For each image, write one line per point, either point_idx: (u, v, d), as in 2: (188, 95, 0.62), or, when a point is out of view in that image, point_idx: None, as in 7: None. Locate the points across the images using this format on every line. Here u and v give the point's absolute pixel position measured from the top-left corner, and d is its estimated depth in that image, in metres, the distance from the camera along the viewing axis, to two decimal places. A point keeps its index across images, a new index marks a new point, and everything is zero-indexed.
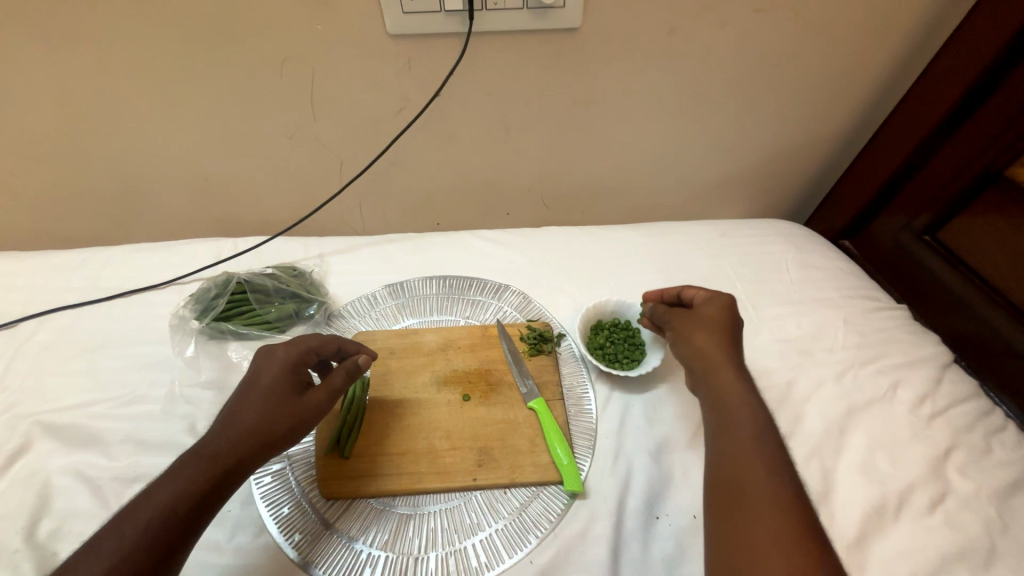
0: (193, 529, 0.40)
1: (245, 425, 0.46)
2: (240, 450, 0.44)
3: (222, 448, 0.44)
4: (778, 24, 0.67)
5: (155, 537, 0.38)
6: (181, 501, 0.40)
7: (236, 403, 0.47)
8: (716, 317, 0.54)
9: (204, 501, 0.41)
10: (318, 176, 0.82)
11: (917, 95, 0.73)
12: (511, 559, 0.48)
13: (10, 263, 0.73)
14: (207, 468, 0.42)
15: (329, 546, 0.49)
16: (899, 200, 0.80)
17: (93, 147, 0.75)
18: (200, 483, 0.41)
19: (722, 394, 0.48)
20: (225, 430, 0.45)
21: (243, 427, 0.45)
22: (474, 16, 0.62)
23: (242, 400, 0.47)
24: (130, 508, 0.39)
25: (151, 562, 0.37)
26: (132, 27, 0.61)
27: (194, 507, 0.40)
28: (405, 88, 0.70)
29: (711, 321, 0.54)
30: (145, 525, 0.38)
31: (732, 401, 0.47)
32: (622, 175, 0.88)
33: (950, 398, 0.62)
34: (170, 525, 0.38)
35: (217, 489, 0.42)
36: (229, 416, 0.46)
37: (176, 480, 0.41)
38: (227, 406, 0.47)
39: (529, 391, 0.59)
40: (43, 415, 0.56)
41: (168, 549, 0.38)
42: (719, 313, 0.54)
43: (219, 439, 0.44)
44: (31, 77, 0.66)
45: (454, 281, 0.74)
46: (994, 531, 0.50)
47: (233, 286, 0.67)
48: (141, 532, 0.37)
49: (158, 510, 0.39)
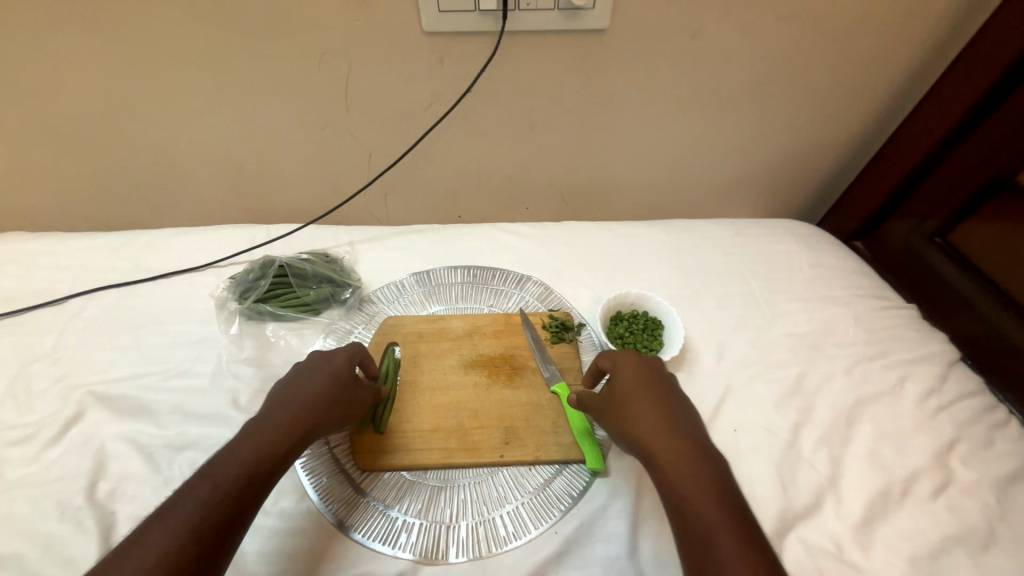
0: (268, 481, 0.43)
1: (303, 399, 0.49)
2: (301, 418, 0.48)
3: (284, 417, 0.47)
4: (799, 30, 0.69)
5: (237, 486, 0.41)
6: (257, 457, 0.43)
7: (291, 384, 0.51)
8: (638, 379, 0.51)
9: (276, 458, 0.44)
10: (347, 167, 0.85)
11: (933, 98, 0.75)
12: (537, 529, 0.51)
13: (54, 243, 0.77)
14: (276, 432, 0.46)
15: (366, 513, 0.52)
16: (911, 202, 0.82)
17: (135, 134, 0.79)
18: (272, 443, 0.45)
19: (674, 463, 0.43)
20: (285, 405, 0.49)
21: (299, 401, 0.49)
22: (507, 16, 0.65)
23: (295, 383, 0.51)
24: (212, 462, 0.42)
25: (234, 508, 0.40)
26: (181, 20, 0.64)
27: (268, 463, 0.43)
28: (436, 84, 0.73)
29: (636, 385, 0.50)
30: (228, 475, 0.41)
31: (688, 472, 0.42)
32: (640, 173, 0.90)
33: (954, 393, 0.64)
34: (248, 478, 0.42)
35: (286, 450, 0.45)
36: (284, 394, 0.50)
37: (250, 441, 0.44)
38: (278, 390, 0.51)
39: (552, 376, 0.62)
40: (96, 386, 0.59)
41: (249, 496, 0.41)
42: (638, 374, 0.51)
43: (280, 409, 0.48)
44: (80, 66, 0.69)
45: (477, 271, 0.77)
46: (993, 517, 0.53)
47: (275, 269, 0.69)
48: (223, 481, 0.40)
49: (235, 464, 0.42)
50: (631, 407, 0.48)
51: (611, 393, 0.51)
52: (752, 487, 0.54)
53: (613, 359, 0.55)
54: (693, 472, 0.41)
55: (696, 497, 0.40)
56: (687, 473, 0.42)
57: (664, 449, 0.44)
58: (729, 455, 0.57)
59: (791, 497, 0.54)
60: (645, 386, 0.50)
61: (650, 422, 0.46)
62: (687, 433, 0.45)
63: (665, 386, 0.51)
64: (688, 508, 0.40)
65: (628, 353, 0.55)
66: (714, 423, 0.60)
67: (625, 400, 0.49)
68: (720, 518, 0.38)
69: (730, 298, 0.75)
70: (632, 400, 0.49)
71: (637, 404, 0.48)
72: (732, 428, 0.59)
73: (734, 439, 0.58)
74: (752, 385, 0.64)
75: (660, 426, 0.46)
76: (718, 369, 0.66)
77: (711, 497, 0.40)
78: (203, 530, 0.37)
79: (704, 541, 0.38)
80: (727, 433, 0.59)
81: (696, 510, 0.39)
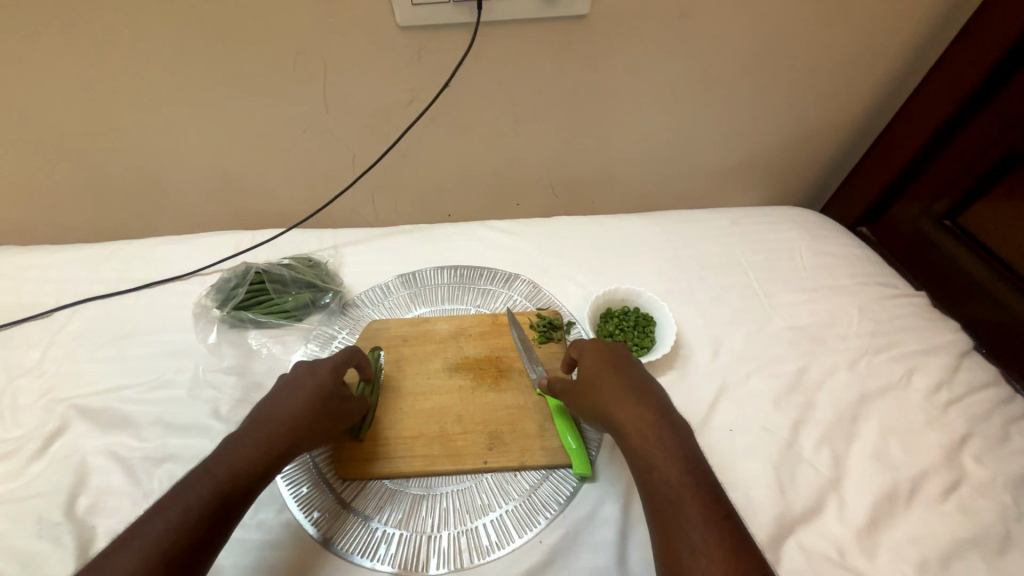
0: (244, 501, 0.41)
1: (285, 413, 0.48)
2: (283, 433, 0.46)
3: (265, 433, 0.45)
4: (792, 5, 0.65)
5: (212, 507, 0.39)
6: (235, 476, 0.42)
7: (275, 398, 0.49)
8: (604, 364, 0.51)
9: (255, 476, 0.43)
10: (331, 169, 0.84)
11: (941, 71, 0.71)
12: (520, 538, 0.49)
13: (42, 256, 0.77)
14: (257, 449, 0.44)
15: (346, 523, 0.51)
16: (921, 183, 0.78)
17: (117, 143, 0.78)
18: (252, 461, 0.43)
19: (646, 448, 0.43)
20: (266, 421, 0.47)
21: (281, 415, 0.47)
22: (483, 5, 0.62)
23: (278, 396, 0.49)
24: (188, 479, 0.40)
25: (206, 530, 0.38)
26: (151, 26, 0.63)
27: (246, 482, 0.42)
28: (414, 80, 0.71)
29: (602, 370, 0.50)
30: (203, 495, 0.39)
31: (659, 457, 0.42)
32: (632, 163, 0.87)
33: (967, 385, 0.60)
34: (223, 499, 0.40)
35: (267, 467, 0.44)
36: (267, 406, 0.48)
37: (230, 458, 0.43)
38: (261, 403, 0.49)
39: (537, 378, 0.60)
40: (78, 399, 0.59)
41: (222, 518, 0.39)
42: (602, 359, 0.52)
43: (262, 424, 0.46)
44: (57, 77, 0.68)
45: (464, 271, 0.75)
46: (1009, 518, 0.50)
47: (252, 276, 0.69)
48: (197, 501, 0.39)
49: (211, 483, 0.40)
50: (599, 392, 0.49)
51: (579, 383, 0.51)
52: (748, 491, 0.52)
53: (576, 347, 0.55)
54: (665, 455, 0.42)
55: (668, 480, 0.41)
56: (659, 458, 0.42)
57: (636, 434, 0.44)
58: (724, 456, 0.54)
59: (789, 500, 0.51)
60: (611, 370, 0.50)
61: (619, 405, 0.47)
62: (657, 412, 0.46)
63: (632, 367, 0.51)
64: (661, 494, 0.41)
65: (590, 340, 0.55)
66: (709, 423, 0.57)
67: (610, 406, 0.47)
68: (691, 499, 0.39)
69: (727, 291, 0.72)
70: (616, 407, 0.47)
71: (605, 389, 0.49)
72: (727, 428, 0.57)
73: (730, 439, 0.56)
74: (749, 382, 0.61)
75: (630, 408, 0.46)
76: (713, 366, 0.63)
77: (681, 478, 0.40)
78: (171, 554, 0.36)
79: (676, 523, 0.38)
80: (723, 433, 0.56)
81: (671, 495, 0.40)
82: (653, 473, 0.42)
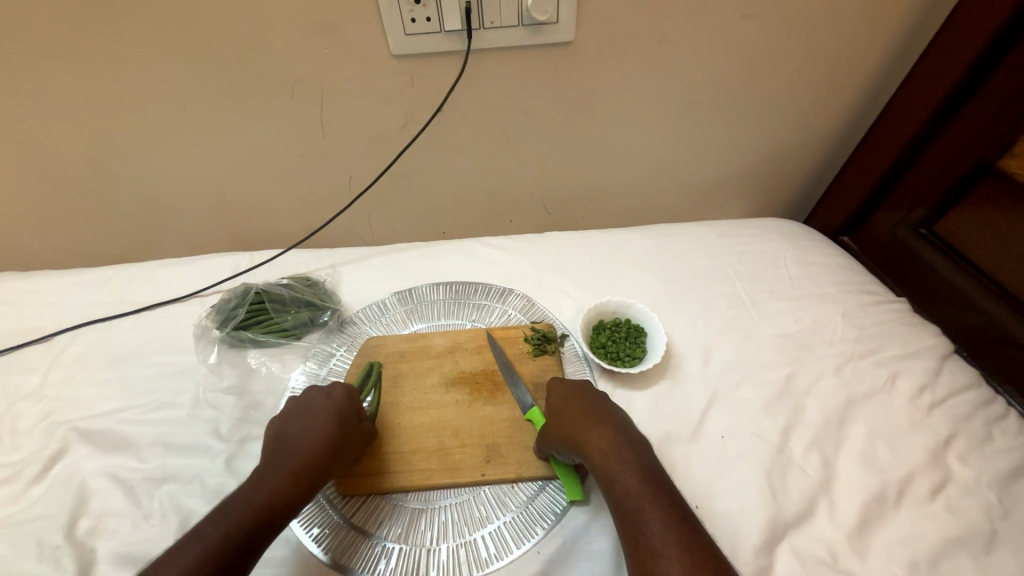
0: (272, 528, 0.45)
1: (299, 448, 0.51)
2: (299, 463, 0.49)
3: (287, 465, 0.49)
4: (765, 30, 0.69)
5: (240, 532, 0.43)
6: (262, 503, 0.45)
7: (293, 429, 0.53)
8: (572, 395, 0.56)
9: (278, 505, 0.46)
10: (328, 190, 0.86)
11: (910, 87, 0.74)
12: (518, 549, 0.50)
13: (42, 281, 0.78)
14: (279, 480, 0.48)
15: (347, 539, 0.52)
16: (896, 194, 0.81)
17: (119, 170, 0.80)
18: (277, 492, 0.47)
19: (611, 464, 0.47)
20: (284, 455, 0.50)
21: (299, 447, 0.51)
22: (472, 35, 0.65)
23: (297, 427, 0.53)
24: (222, 508, 0.44)
25: (236, 554, 0.42)
26: (155, 59, 0.66)
27: (273, 511, 0.45)
28: (409, 105, 0.74)
29: (571, 399, 0.55)
30: (235, 525, 0.43)
31: (623, 470, 0.46)
32: (621, 180, 0.90)
33: (950, 387, 0.62)
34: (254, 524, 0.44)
35: (290, 495, 0.47)
36: (275, 439, 0.52)
37: (259, 489, 0.46)
38: (281, 436, 0.52)
39: (525, 401, 0.60)
40: (78, 422, 0.60)
41: (252, 544, 0.43)
42: (571, 390, 0.56)
43: (282, 461, 0.49)
44: (65, 107, 0.71)
45: (459, 287, 0.77)
46: (995, 516, 0.51)
47: (251, 296, 0.70)
48: (228, 529, 0.42)
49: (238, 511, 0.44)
50: (569, 416, 0.53)
51: (550, 411, 0.55)
52: (741, 496, 0.53)
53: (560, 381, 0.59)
54: (631, 469, 0.46)
55: (633, 490, 0.44)
56: (626, 471, 0.46)
57: (600, 450, 0.48)
58: (717, 463, 0.55)
59: (780, 505, 0.52)
60: (577, 399, 0.55)
61: (584, 426, 0.51)
62: (619, 431, 0.50)
63: (596, 394, 0.56)
64: (627, 503, 0.44)
65: (558, 376, 0.60)
66: (700, 431, 0.58)
67: (576, 428, 0.51)
68: (656, 507, 0.43)
69: (716, 300, 0.74)
70: (586, 427, 0.50)
71: (574, 412, 0.53)
72: (719, 435, 0.58)
73: (721, 446, 0.57)
74: (740, 389, 0.62)
75: (595, 429, 0.50)
76: (703, 375, 0.64)
77: (643, 489, 0.44)
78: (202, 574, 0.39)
79: (641, 528, 0.42)
80: (714, 440, 0.57)
81: (638, 503, 0.44)
82: (619, 486, 0.45)
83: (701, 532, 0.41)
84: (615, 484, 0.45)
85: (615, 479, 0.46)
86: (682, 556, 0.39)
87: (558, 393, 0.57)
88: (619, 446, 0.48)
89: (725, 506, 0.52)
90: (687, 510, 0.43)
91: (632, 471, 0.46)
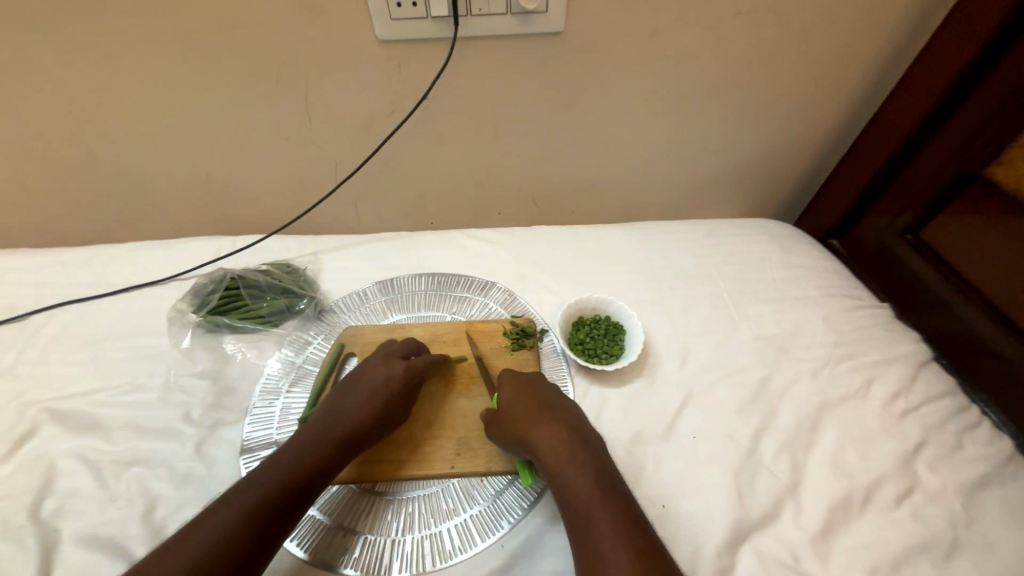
0: (265, 535, 0.44)
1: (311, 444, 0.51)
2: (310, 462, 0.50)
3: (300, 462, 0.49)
4: (758, 27, 0.68)
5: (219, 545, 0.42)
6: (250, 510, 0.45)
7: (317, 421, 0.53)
8: (518, 392, 0.55)
9: (269, 514, 0.45)
10: (313, 176, 0.85)
11: (903, 92, 0.73)
12: (482, 543, 0.50)
13: (20, 259, 0.77)
14: (272, 485, 0.47)
15: (312, 527, 0.51)
16: (883, 200, 0.80)
17: (100, 148, 0.79)
18: (265, 495, 0.46)
19: (562, 467, 0.47)
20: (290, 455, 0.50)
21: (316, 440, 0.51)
22: (459, 22, 0.64)
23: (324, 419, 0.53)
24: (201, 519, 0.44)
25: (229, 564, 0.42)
26: (133, 34, 0.65)
27: (261, 518, 0.45)
28: (395, 93, 0.73)
29: (517, 397, 0.54)
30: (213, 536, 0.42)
31: (574, 473, 0.46)
32: (610, 176, 0.89)
33: (925, 394, 0.62)
34: (244, 532, 0.43)
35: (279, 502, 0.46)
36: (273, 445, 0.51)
37: (248, 495, 0.46)
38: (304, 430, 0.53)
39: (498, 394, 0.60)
40: (49, 402, 0.59)
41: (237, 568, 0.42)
42: (518, 386, 0.56)
43: (291, 459, 0.49)
44: (42, 83, 0.69)
45: (441, 279, 0.76)
46: (959, 525, 0.51)
47: (227, 282, 0.69)
48: (221, 535, 0.43)
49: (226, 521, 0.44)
50: (514, 415, 0.52)
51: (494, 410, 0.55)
52: (708, 497, 0.53)
53: (518, 372, 0.60)
54: (580, 471, 0.46)
55: (583, 493, 0.45)
56: (578, 474, 0.46)
57: (551, 452, 0.48)
58: (688, 463, 0.55)
59: (746, 506, 0.52)
60: (525, 395, 0.54)
61: (532, 426, 0.50)
62: (571, 431, 0.50)
63: (545, 390, 0.55)
64: (578, 507, 0.44)
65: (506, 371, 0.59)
66: (673, 431, 0.58)
67: (530, 426, 0.51)
68: (606, 512, 0.43)
69: (697, 300, 0.74)
70: (533, 427, 0.50)
71: (521, 410, 0.53)
72: (691, 436, 0.58)
73: (693, 446, 0.57)
74: (715, 391, 0.62)
75: (545, 430, 0.50)
76: (679, 375, 0.64)
77: (592, 492, 0.45)
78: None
79: (589, 531, 0.43)
80: (686, 441, 0.57)
81: (589, 506, 0.44)
82: (570, 489, 0.46)
83: (649, 536, 0.42)
84: (568, 488, 0.46)
85: (567, 483, 0.46)
86: (629, 559, 0.40)
87: (505, 388, 0.56)
88: (571, 449, 0.48)
89: (690, 505, 0.52)
90: (638, 513, 0.44)
91: (582, 473, 0.46)
